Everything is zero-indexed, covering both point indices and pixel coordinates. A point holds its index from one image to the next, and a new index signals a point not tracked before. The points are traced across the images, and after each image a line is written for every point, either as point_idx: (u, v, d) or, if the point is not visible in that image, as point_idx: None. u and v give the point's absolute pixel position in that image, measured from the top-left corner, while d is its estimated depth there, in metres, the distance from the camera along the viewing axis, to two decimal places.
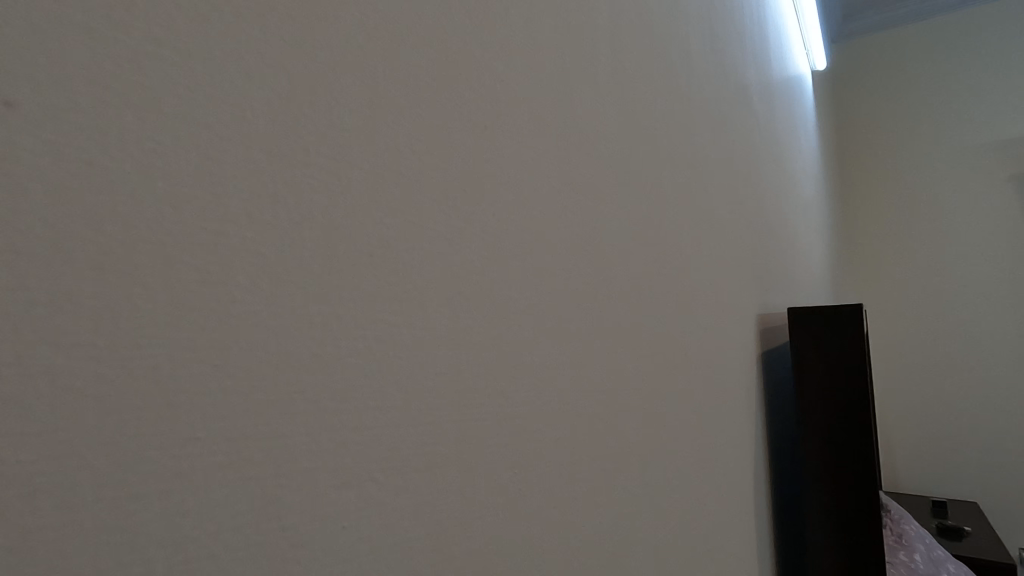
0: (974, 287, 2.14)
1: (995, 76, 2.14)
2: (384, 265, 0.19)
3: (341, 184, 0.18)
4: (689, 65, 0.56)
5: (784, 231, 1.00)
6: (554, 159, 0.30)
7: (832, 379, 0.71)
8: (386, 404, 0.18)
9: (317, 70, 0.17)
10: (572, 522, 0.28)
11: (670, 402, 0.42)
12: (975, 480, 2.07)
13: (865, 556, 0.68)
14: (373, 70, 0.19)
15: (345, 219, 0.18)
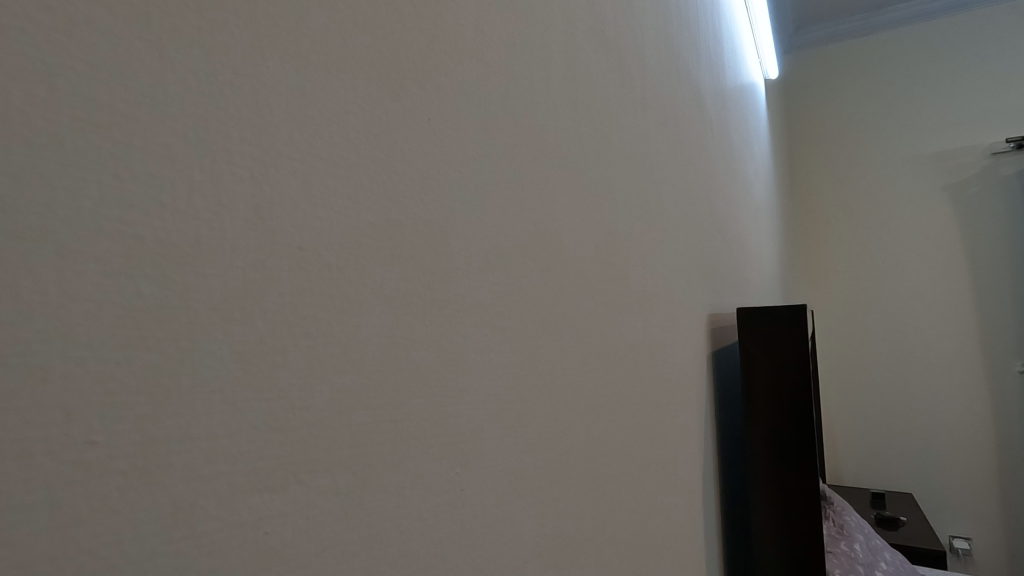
0: (913, 289, 2.26)
1: (937, 90, 2.26)
2: (313, 259, 0.18)
3: (270, 175, 0.17)
4: (645, 69, 0.57)
5: (736, 233, 1.03)
6: (502, 157, 0.30)
7: (779, 379, 0.73)
8: (313, 404, 0.18)
9: (242, 56, 0.16)
10: (517, 523, 0.28)
11: (616, 399, 0.43)
12: (910, 472, 2.20)
13: (804, 546, 0.71)
14: (304, 63, 0.18)
15: (271, 209, 0.17)
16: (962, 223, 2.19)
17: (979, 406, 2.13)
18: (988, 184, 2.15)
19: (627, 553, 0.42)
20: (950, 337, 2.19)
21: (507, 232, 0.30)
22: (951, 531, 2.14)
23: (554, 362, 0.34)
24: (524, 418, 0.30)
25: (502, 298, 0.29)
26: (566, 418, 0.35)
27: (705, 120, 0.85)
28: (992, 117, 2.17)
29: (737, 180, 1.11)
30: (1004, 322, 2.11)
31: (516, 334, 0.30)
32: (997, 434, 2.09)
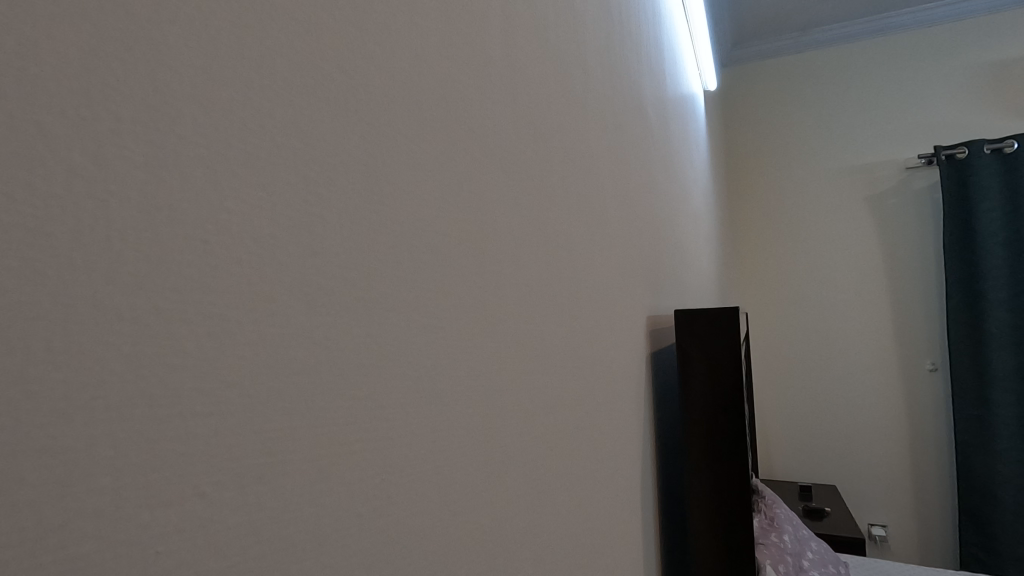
0: (837, 293, 2.41)
1: (859, 107, 2.42)
2: (217, 250, 0.17)
3: (169, 160, 0.16)
4: (586, 73, 0.57)
5: (675, 237, 1.07)
6: (436, 155, 0.29)
7: (712, 378, 0.76)
8: (215, 411, 0.16)
9: (138, 32, 0.15)
10: (448, 526, 0.28)
11: (554, 399, 0.43)
12: (833, 466, 2.35)
13: (736, 540, 0.74)
14: (214, 41, 0.17)
15: (167, 198, 0.15)
16: (881, 232, 2.36)
17: (894, 402, 2.29)
18: (903, 196, 2.33)
19: (563, 553, 0.42)
20: (869, 338, 2.34)
21: (440, 229, 0.29)
22: (869, 519, 2.29)
23: (489, 362, 0.33)
24: (458, 419, 0.30)
25: (435, 298, 0.28)
26: (501, 419, 0.34)
27: (646, 130, 0.88)
28: (907, 135, 2.34)
29: (677, 187, 1.15)
30: (916, 324, 2.28)
31: (450, 334, 0.29)
32: (910, 428, 2.26)
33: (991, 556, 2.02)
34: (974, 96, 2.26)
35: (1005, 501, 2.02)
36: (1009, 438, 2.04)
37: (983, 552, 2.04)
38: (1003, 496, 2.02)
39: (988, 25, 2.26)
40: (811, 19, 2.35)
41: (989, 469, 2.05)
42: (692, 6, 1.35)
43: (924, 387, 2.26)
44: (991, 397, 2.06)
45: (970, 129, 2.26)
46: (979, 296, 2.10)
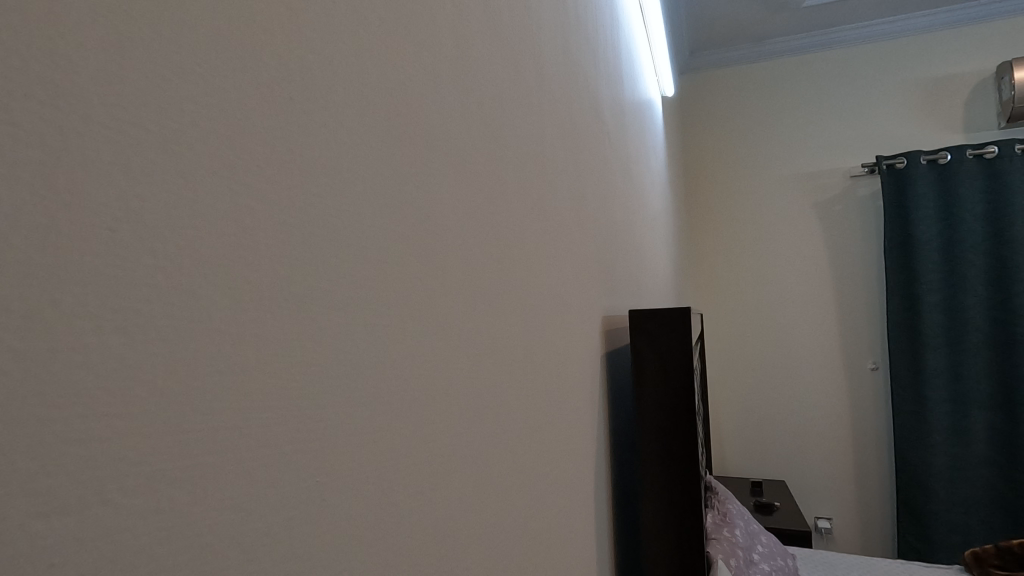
0: (787, 295, 2.50)
1: (808, 116, 2.52)
2: (121, 246, 0.16)
3: (56, 144, 0.15)
4: (540, 70, 0.57)
5: (631, 237, 1.08)
6: (379, 149, 0.29)
7: (664, 376, 0.77)
8: (114, 410, 0.16)
9: (32, 14, 0.15)
10: (390, 527, 0.27)
11: (504, 398, 0.43)
12: (782, 462, 2.44)
13: (686, 534, 0.75)
14: (122, 22, 0.17)
15: (59, 186, 0.15)
16: (827, 236, 2.46)
17: (838, 399, 2.40)
18: (848, 203, 2.44)
19: (512, 553, 0.42)
20: (816, 339, 2.44)
21: (384, 223, 0.29)
22: (816, 512, 2.39)
23: (435, 360, 0.33)
24: (402, 420, 0.29)
25: (379, 294, 0.28)
26: (448, 417, 0.34)
27: (602, 130, 0.88)
28: (851, 144, 2.45)
29: (633, 190, 1.17)
30: (858, 325, 2.40)
31: (393, 331, 0.29)
32: (852, 424, 2.37)
33: (925, 544, 2.14)
34: (912, 109, 2.39)
35: (937, 492, 2.14)
36: (942, 433, 2.16)
37: (918, 541, 2.15)
38: (936, 487, 2.15)
39: (926, 42, 2.39)
40: (764, 30, 2.43)
41: (924, 462, 2.17)
42: (649, 11, 1.37)
43: (866, 385, 2.37)
44: (926, 394, 2.18)
45: (908, 140, 2.39)
46: (915, 299, 2.22)
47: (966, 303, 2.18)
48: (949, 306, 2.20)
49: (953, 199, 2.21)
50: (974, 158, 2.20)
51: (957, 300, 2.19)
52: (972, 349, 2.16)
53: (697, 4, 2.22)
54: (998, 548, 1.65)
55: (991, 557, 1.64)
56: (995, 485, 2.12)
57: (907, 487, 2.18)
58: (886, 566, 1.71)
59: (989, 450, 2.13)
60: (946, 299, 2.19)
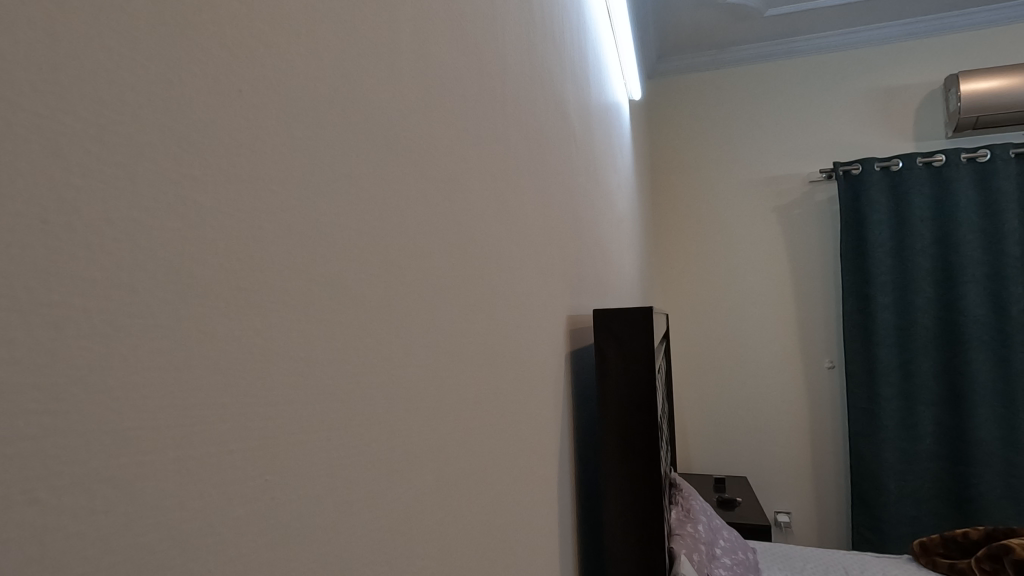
0: (749, 296, 2.57)
1: (769, 122, 2.60)
2: (54, 242, 0.16)
3: None
4: (505, 70, 0.58)
5: (597, 238, 1.09)
6: (336, 148, 0.29)
7: (627, 375, 0.78)
8: (46, 409, 0.15)
9: None
10: (343, 529, 0.27)
11: (464, 397, 0.43)
12: (743, 459, 2.51)
13: (647, 529, 0.77)
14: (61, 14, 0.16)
15: None
16: (787, 239, 2.54)
17: (796, 397, 2.48)
18: (806, 207, 2.52)
19: (469, 552, 0.43)
20: (776, 339, 2.52)
21: (339, 220, 0.29)
22: (775, 507, 2.46)
23: (392, 358, 0.33)
24: (357, 419, 0.29)
25: (333, 292, 0.28)
26: (405, 417, 0.34)
27: (569, 132, 0.90)
28: (810, 150, 2.54)
29: (600, 192, 1.18)
30: (816, 325, 2.48)
31: (349, 329, 0.29)
32: (810, 421, 2.45)
33: (878, 536, 2.23)
34: (867, 117, 2.49)
35: (889, 486, 2.23)
36: (893, 429, 2.26)
37: (871, 533, 2.24)
38: (887, 481, 2.24)
39: (880, 54, 2.49)
40: (728, 37, 2.49)
41: (876, 456, 2.26)
42: (616, 15, 1.39)
43: (823, 383, 2.46)
44: (878, 391, 2.27)
45: (863, 147, 2.48)
46: (868, 300, 2.31)
47: (916, 304, 2.27)
48: (900, 307, 2.29)
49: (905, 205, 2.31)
50: (924, 165, 2.31)
51: (908, 301, 2.29)
52: (921, 348, 2.26)
53: (664, 9, 2.26)
54: (944, 538, 1.73)
55: (936, 547, 1.72)
56: (941, 478, 2.22)
57: (861, 481, 2.27)
58: (840, 557, 1.78)
59: (937, 445, 2.23)
60: (897, 300, 2.29)
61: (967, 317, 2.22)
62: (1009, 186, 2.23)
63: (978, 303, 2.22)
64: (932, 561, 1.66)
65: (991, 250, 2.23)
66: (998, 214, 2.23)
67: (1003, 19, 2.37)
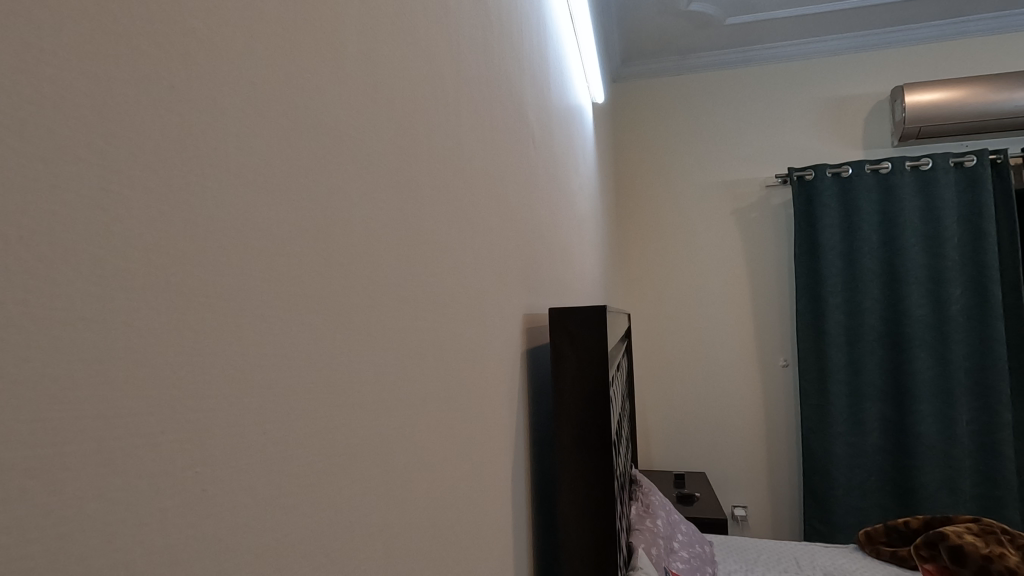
0: (708, 297, 2.65)
1: (728, 128, 2.67)
2: None
3: None
4: (459, 72, 0.59)
5: (556, 237, 1.11)
6: (275, 145, 0.29)
7: (581, 372, 0.80)
8: None
9: None
10: (280, 524, 0.28)
11: (410, 393, 0.44)
12: (702, 455, 2.58)
13: (600, 524, 0.79)
14: None
15: None
16: (744, 242, 2.63)
17: (752, 394, 2.57)
18: (763, 211, 2.61)
19: (414, 548, 0.43)
20: (734, 338, 2.61)
21: (279, 219, 0.29)
22: (732, 501, 2.54)
23: (333, 356, 0.33)
24: (295, 412, 0.29)
25: (272, 289, 0.28)
26: (347, 411, 0.35)
27: (528, 134, 0.91)
28: (765, 155, 2.63)
29: (560, 193, 1.21)
30: (770, 325, 2.58)
31: (288, 325, 0.29)
32: (765, 418, 2.54)
33: (828, 527, 2.32)
34: (819, 125, 2.59)
35: (838, 479, 2.33)
36: (841, 424, 2.36)
37: (821, 524, 2.33)
38: (837, 474, 2.33)
39: (831, 64, 2.59)
40: (689, 44, 2.56)
41: (826, 451, 2.35)
42: (577, 17, 1.41)
43: (777, 381, 2.55)
44: (828, 388, 2.37)
45: (815, 154, 2.58)
46: (819, 300, 2.41)
47: (864, 305, 2.38)
48: (848, 307, 2.40)
49: (854, 209, 2.41)
50: (871, 172, 2.42)
51: (856, 301, 2.39)
52: (868, 346, 2.37)
53: (627, 15, 2.30)
54: (887, 527, 1.82)
55: (880, 536, 1.81)
56: (886, 470, 2.32)
57: (812, 475, 2.37)
58: (792, 547, 1.86)
59: (882, 439, 2.34)
60: (846, 301, 2.39)
61: (909, 318, 2.33)
62: (948, 193, 2.35)
63: (920, 304, 2.33)
64: (876, 549, 1.75)
65: (932, 254, 2.35)
66: (938, 220, 2.35)
67: (945, 34, 2.50)
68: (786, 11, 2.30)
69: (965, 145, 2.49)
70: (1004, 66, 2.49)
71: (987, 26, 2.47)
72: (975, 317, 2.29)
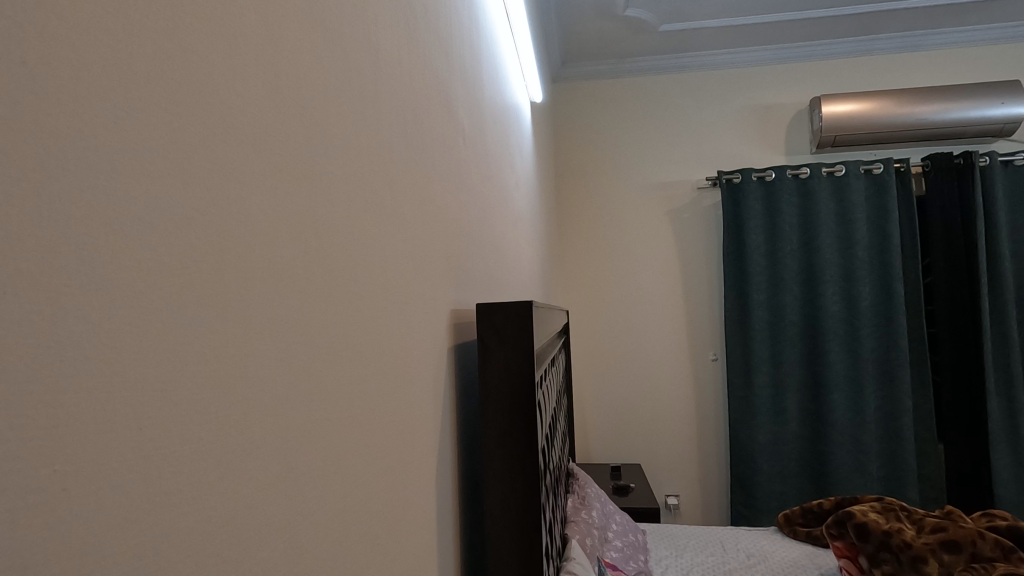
0: (644, 293, 2.74)
1: (662, 130, 2.77)
2: None
3: None
4: (378, 64, 0.58)
5: (489, 234, 1.12)
6: (158, 126, 0.28)
7: (507, 366, 0.81)
8: None
9: None
10: (161, 523, 0.27)
11: (324, 388, 0.43)
12: (637, 446, 2.68)
13: (527, 517, 0.80)
14: None
15: None
16: (677, 241, 2.74)
17: (683, 387, 2.68)
18: (694, 212, 2.73)
19: (325, 546, 0.42)
20: (667, 333, 2.71)
21: (158, 203, 0.27)
22: (666, 491, 2.65)
23: (227, 349, 0.32)
24: (183, 407, 0.28)
25: (152, 276, 0.27)
26: (244, 408, 0.33)
27: (458, 131, 0.91)
28: (696, 159, 2.74)
29: (494, 191, 1.22)
30: (701, 321, 2.69)
31: (166, 315, 0.28)
32: (696, 410, 2.66)
33: (751, 511, 2.46)
34: (745, 132, 2.73)
35: (761, 465, 2.46)
36: (764, 415, 2.49)
37: (745, 509, 2.47)
38: (759, 461, 2.47)
39: (757, 74, 2.74)
40: (625, 48, 2.63)
41: (750, 439, 2.49)
42: (513, 18, 1.42)
43: (706, 374, 2.67)
44: (752, 380, 2.50)
45: (742, 158, 2.72)
46: (745, 297, 2.54)
47: (785, 302, 2.53)
48: (771, 304, 2.54)
49: (776, 212, 2.56)
50: (792, 177, 2.57)
51: (778, 299, 2.54)
52: (788, 340, 2.52)
53: (566, 17, 2.34)
54: (803, 508, 1.94)
55: (797, 517, 1.94)
56: (804, 456, 2.48)
57: (738, 463, 2.50)
58: (718, 532, 1.95)
59: (800, 427, 2.50)
60: (769, 298, 2.53)
61: (825, 314, 2.49)
62: (858, 198, 2.53)
63: (834, 301, 2.50)
64: (793, 530, 1.88)
65: (844, 255, 2.52)
66: (850, 222, 2.52)
67: (858, 49, 2.69)
68: (715, 20, 2.41)
69: (874, 153, 2.68)
70: (907, 82, 2.71)
71: (893, 44, 2.68)
72: (882, 313, 2.48)
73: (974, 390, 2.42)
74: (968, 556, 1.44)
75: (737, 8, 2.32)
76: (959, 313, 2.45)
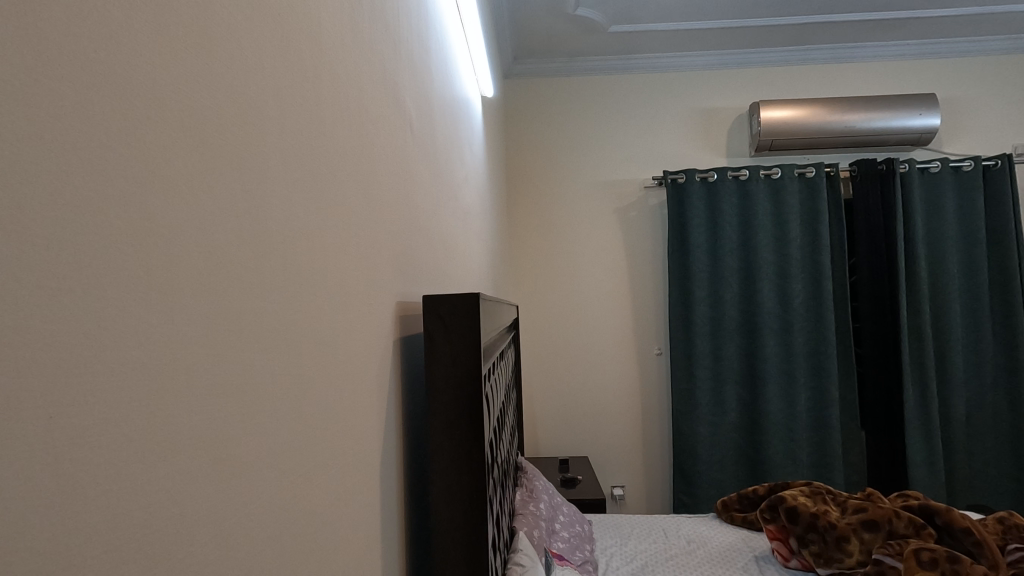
0: (592, 290, 2.79)
1: (611, 130, 2.83)
2: None
3: None
4: (321, 53, 0.56)
5: (437, 228, 1.12)
6: (73, 97, 0.26)
7: (453, 358, 0.80)
8: None
9: None
10: (76, 518, 0.25)
11: (262, 383, 0.41)
12: (584, 440, 2.74)
13: (472, 509, 0.80)
14: None
15: None
16: (624, 239, 2.81)
17: (629, 381, 2.75)
18: (640, 210, 2.80)
19: (264, 540, 0.41)
20: (614, 329, 2.77)
21: (71, 180, 0.25)
22: (611, 482, 2.72)
23: (153, 336, 0.30)
24: (101, 398, 0.26)
25: (62, 257, 0.25)
26: (172, 401, 0.31)
27: (406, 125, 0.91)
28: (642, 159, 2.82)
29: (442, 184, 1.21)
30: (646, 317, 2.77)
31: (77, 300, 0.25)
32: (642, 403, 2.75)
33: (692, 499, 2.56)
34: (689, 134, 2.82)
35: (701, 455, 2.56)
36: (705, 407, 2.59)
37: (686, 497, 2.57)
38: (700, 451, 2.57)
39: (700, 78, 2.83)
40: (575, 47, 2.67)
41: (691, 430, 2.59)
42: (464, 11, 1.41)
43: (651, 368, 2.76)
44: (694, 373, 2.60)
45: (686, 159, 2.81)
46: (689, 294, 2.63)
47: (725, 298, 2.63)
48: (712, 300, 2.64)
49: (718, 211, 2.66)
50: (732, 178, 2.68)
51: (719, 295, 2.64)
52: (728, 334, 2.63)
53: (518, 14, 2.35)
54: (739, 495, 2.03)
55: (734, 503, 2.02)
56: (741, 445, 2.60)
57: (680, 453, 2.60)
58: (660, 520, 2.01)
59: (737, 418, 2.62)
60: (710, 294, 2.64)
61: (762, 310, 2.61)
62: (794, 200, 2.66)
63: (769, 298, 2.62)
64: (730, 515, 1.97)
65: (780, 254, 2.65)
66: (785, 223, 2.65)
67: (793, 58, 2.83)
68: (662, 24, 2.48)
69: (808, 158, 2.83)
70: (838, 92, 2.87)
71: (826, 55, 2.83)
72: (812, 309, 2.62)
73: (892, 381, 2.61)
74: (885, 534, 1.54)
75: (683, 12, 2.39)
76: (880, 309, 2.63)
